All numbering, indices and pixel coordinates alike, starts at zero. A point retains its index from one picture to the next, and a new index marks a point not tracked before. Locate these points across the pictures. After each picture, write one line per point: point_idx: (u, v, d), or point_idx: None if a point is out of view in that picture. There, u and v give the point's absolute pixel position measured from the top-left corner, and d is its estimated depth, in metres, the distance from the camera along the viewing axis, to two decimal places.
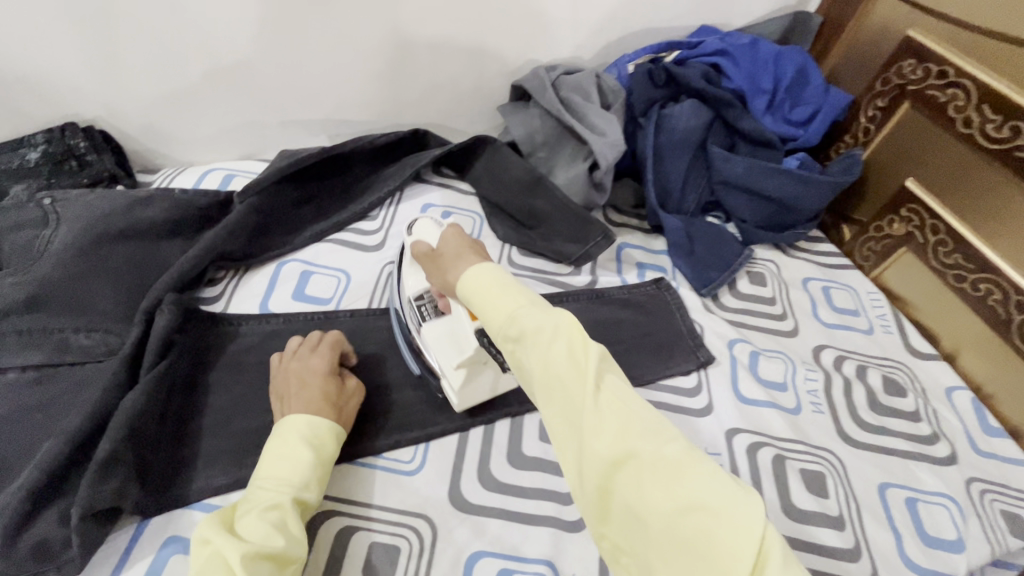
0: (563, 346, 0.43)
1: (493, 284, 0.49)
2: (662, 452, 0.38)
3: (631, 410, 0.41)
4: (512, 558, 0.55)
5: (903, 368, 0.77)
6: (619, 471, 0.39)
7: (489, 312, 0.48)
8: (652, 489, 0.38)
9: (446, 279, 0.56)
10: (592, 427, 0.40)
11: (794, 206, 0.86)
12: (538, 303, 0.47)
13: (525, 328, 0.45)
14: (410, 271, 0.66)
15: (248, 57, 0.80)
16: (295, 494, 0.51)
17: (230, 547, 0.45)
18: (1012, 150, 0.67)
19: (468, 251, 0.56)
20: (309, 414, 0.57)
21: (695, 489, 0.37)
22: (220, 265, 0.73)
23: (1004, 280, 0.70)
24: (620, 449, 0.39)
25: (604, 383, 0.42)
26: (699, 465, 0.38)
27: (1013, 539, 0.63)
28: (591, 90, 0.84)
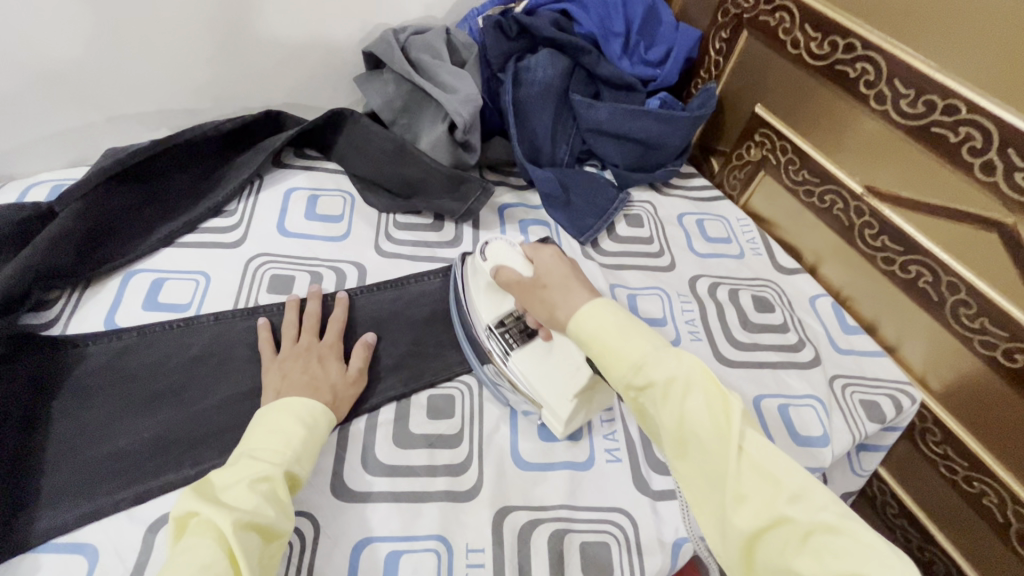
0: (701, 402, 0.46)
1: (617, 327, 0.52)
2: (815, 518, 0.40)
3: (777, 471, 0.43)
4: (401, 539, 0.54)
5: (771, 285, 0.81)
6: (767, 534, 0.41)
7: (614, 358, 0.51)
8: (803, 558, 0.39)
9: (552, 314, 0.57)
10: (736, 489, 0.43)
11: (659, 144, 0.87)
12: (664, 352, 0.50)
13: (654, 378, 0.48)
14: (483, 300, 0.66)
15: (45, 51, 0.70)
16: (286, 467, 0.50)
17: (222, 517, 0.43)
18: (834, 64, 0.72)
19: (575, 284, 0.58)
20: (304, 396, 0.56)
21: (861, 559, 0.37)
22: (50, 284, 0.64)
23: (844, 189, 0.75)
24: (767, 513, 0.41)
25: (745, 442, 0.44)
26: (856, 534, 0.39)
27: (870, 424, 0.69)
28: (440, 48, 0.82)
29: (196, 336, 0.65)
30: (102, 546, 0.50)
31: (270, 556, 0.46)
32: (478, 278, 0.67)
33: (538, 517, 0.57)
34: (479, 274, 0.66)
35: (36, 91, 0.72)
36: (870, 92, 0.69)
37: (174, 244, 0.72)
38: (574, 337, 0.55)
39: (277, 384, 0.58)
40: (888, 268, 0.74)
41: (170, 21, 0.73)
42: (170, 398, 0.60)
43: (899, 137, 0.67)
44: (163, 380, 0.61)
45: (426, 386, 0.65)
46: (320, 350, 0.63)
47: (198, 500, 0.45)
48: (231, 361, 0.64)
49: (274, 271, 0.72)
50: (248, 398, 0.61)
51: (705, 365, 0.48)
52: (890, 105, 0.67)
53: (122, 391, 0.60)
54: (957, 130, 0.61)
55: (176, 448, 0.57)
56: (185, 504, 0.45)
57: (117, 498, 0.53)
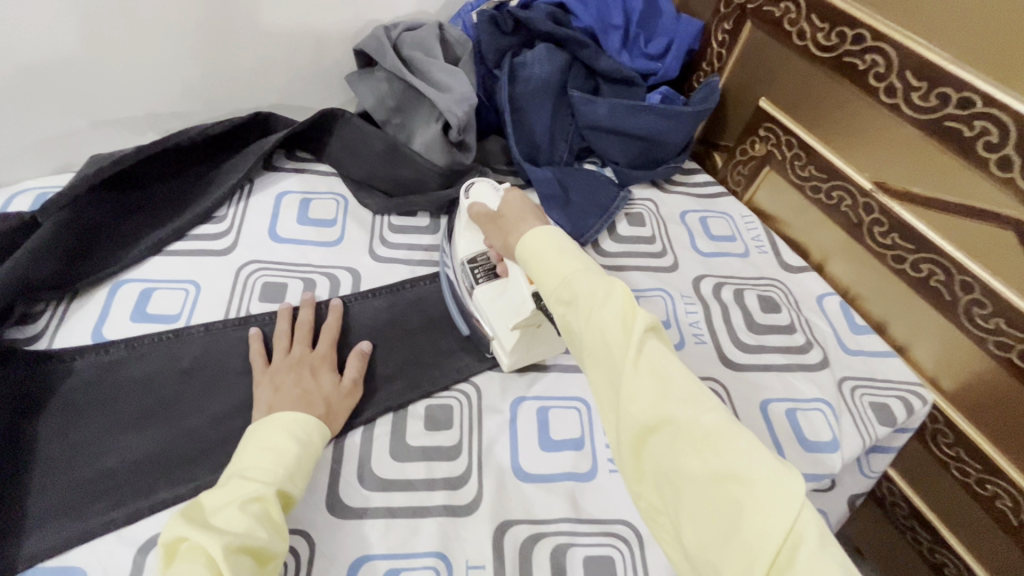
0: (613, 309, 0.44)
1: (553, 249, 0.51)
2: (700, 421, 0.39)
3: (675, 377, 0.42)
4: (399, 557, 0.52)
5: (777, 284, 0.79)
6: (653, 433, 0.40)
7: (545, 273, 0.51)
8: (686, 456, 0.38)
9: (506, 242, 0.59)
10: (630, 389, 0.42)
11: (661, 140, 0.85)
12: (589, 268, 0.49)
13: (576, 290, 0.47)
14: (462, 237, 0.68)
15: (23, 55, 0.67)
16: (278, 486, 0.48)
17: (213, 542, 0.42)
18: (842, 56, 0.69)
19: (530, 216, 0.58)
20: (297, 411, 0.55)
21: (735, 458, 0.37)
22: (35, 296, 0.63)
23: (852, 184, 0.73)
24: (657, 413, 0.40)
25: (646, 348, 0.43)
26: (740, 438, 0.38)
27: (881, 428, 0.67)
28: (432, 44, 0.79)
29: (186, 348, 0.63)
30: (92, 570, 0.48)
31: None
32: (460, 216, 0.69)
33: (540, 531, 0.55)
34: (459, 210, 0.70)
35: (17, 97, 0.70)
36: (880, 85, 0.66)
37: (163, 252, 0.70)
38: (518, 256, 0.55)
39: (269, 399, 0.57)
40: (898, 266, 0.71)
41: (153, 21, 0.71)
42: (160, 413, 0.58)
43: (911, 131, 0.65)
44: (152, 394, 0.60)
45: (423, 396, 0.64)
46: (314, 361, 0.61)
47: (188, 526, 0.44)
48: (222, 373, 0.62)
49: (266, 279, 0.70)
50: (240, 412, 0.60)
51: (624, 282, 0.47)
52: (902, 99, 0.65)
53: (110, 406, 0.58)
54: (972, 125, 0.59)
55: (166, 465, 0.55)
56: (174, 529, 0.43)
57: (106, 519, 0.51)
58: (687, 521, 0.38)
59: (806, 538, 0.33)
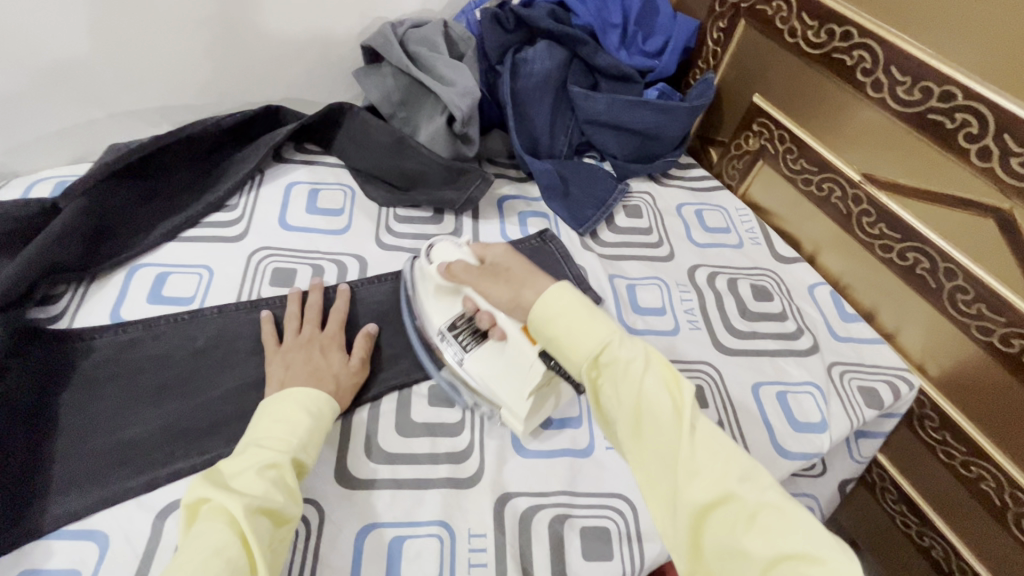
0: (659, 383, 0.46)
1: (585, 313, 0.50)
2: (762, 498, 0.41)
3: (728, 452, 0.43)
4: (404, 525, 0.55)
5: (770, 274, 0.82)
6: (714, 511, 0.41)
7: (574, 340, 0.49)
8: (751, 536, 0.40)
9: (517, 298, 0.55)
10: (689, 466, 0.43)
11: (657, 134, 0.88)
12: (629, 337, 0.49)
13: (620, 360, 0.47)
14: (434, 305, 0.64)
15: (46, 48, 0.70)
16: (293, 454, 0.51)
17: (235, 502, 0.44)
18: (831, 52, 0.72)
19: (534, 268, 0.56)
20: (309, 387, 0.57)
21: (802, 538, 0.39)
22: (56, 279, 0.65)
23: (842, 177, 0.76)
24: (718, 490, 0.42)
25: (697, 423, 0.45)
26: (803, 516, 0.40)
27: (868, 410, 0.70)
28: (437, 40, 0.82)
29: (200, 329, 0.66)
30: (113, 533, 0.51)
31: (281, 539, 0.47)
32: (426, 283, 0.65)
33: (539, 502, 0.58)
34: (425, 279, 0.65)
35: (39, 89, 0.73)
36: (866, 79, 0.69)
37: (177, 239, 0.73)
38: (528, 323, 0.52)
39: (281, 375, 0.59)
40: (886, 256, 0.74)
41: (170, 16, 0.74)
42: (176, 389, 0.61)
43: (897, 124, 0.68)
44: (168, 371, 0.62)
45: (427, 376, 0.66)
46: (323, 341, 0.64)
47: (209, 488, 0.46)
48: (235, 353, 0.65)
49: (276, 264, 0.73)
50: (252, 389, 0.62)
51: (666, 357, 0.48)
52: (887, 92, 0.67)
53: (129, 382, 0.61)
54: (953, 117, 0.62)
55: (182, 437, 0.58)
56: (196, 491, 0.46)
57: (126, 486, 0.54)
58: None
59: None
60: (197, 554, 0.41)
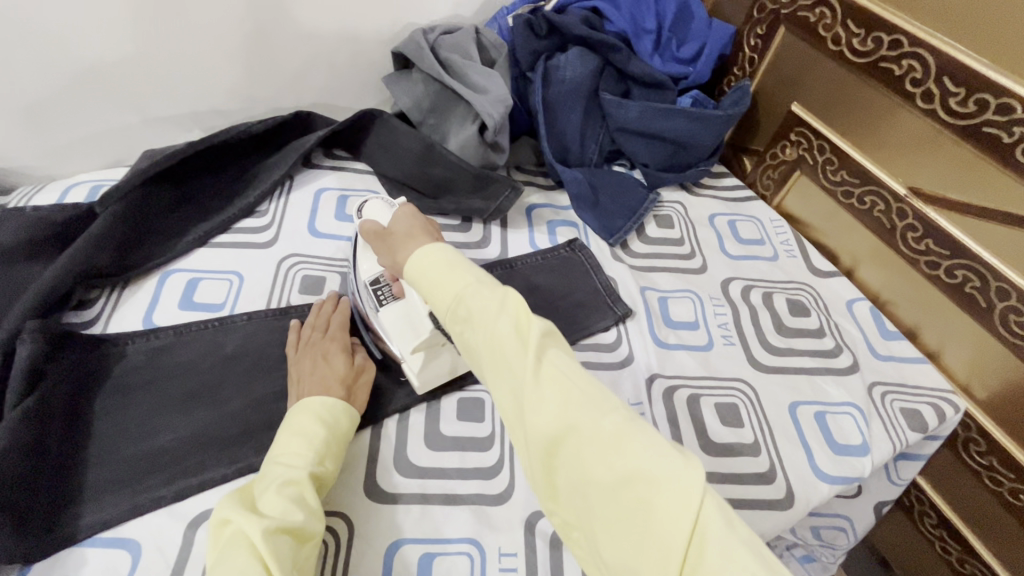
0: (505, 320, 0.41)
1: (443, 264, 0.46)
2: (602, 424, 0.37)
3: (573, 382, 0.39)
4: (434, 542, 0.54)
5: (807, 288, 0.79)
6: (562, 444, 0.38)
7: (434, 292, 0.46)
8: (593, 464, 0.37)
9: (395, 260, 0.53)
10: (533, 403, 0.39)
11: (691, 143, 0.86)
12: (483, 280, 0.44)
13: (470, 306, 0.43)
14: (363, 254, 0.65)
15: (84, 55, 0.71)
16: (310, 469, 0.50)
17: (252, 524, 0.44)
18: (878, 61, 0.70)
19: (420, 233, 0.53)
20: (320, 396, 0.56)
21: (636, 458, 0.35)
22: (90, 283, 0.66)
23: (886, 190, 0.73)
24: (560, 423, 0.38)
25: (547, 358, 0.40)
26: (649, 437, 0.36)
27: (911, 433, 0.67)
28: (469, 47, 0.81)
29: (230, 335, 0.66)
30: (145, 543, 0.51)
31: (305, 558, 0.46)
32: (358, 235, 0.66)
33: None
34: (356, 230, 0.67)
35: (77, 93, 0.74)
36: (917, 90, 0.66)
37: (207, 244, 0.73)
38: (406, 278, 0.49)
39: (294, 390, 0.58)
40: (932, 273, 0.71)
41: (205, 23, 0.74)
42: (206, 396, 0.61)
43: (948, 137, 0.65)
44: (199, 378, 0.62)
45: (454, 390, 0.65)
46: (325, 345, 0.62)
47: (231, 507, 0.46)
48: (264, 360, 0.65)
49: (305, 272, 0.73)
50: (281, 398, 0.62)
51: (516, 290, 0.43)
52: (938, 103, 0.65)
53: (160, 388, 0.61)
54: (1010, 130, 0.59)
55: (213, 446, 0.58)
56: (220, 513, 0.46)
57: (158, 495, 0.54)
58: (605, 530, 0.37)
59: (714, 524, 0.33)
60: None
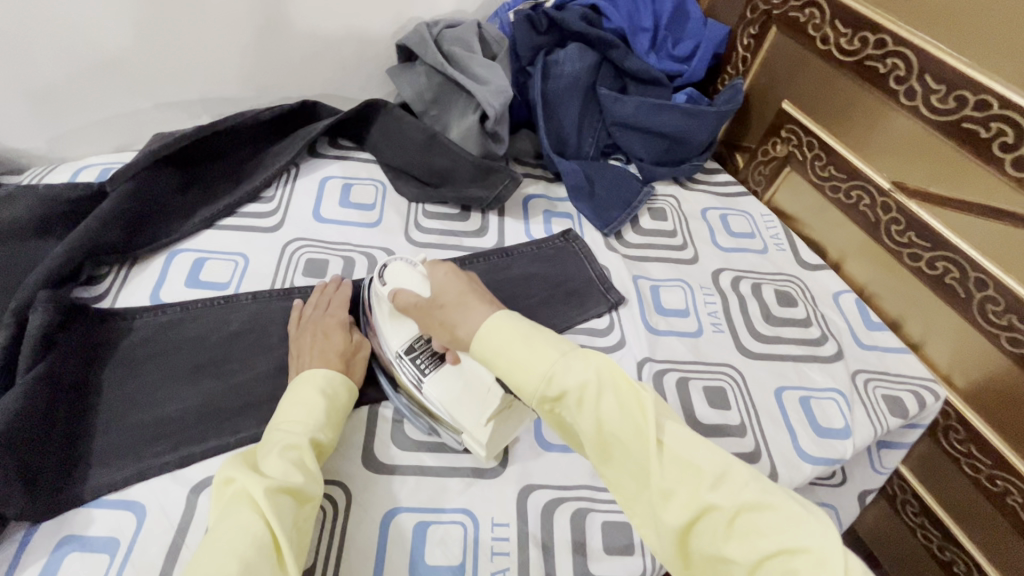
0: (613, 402, 0.44)
1: (521, 337, 0.48)
2: (739, 500, 0.39)
3: (695, 458, 0.42)
4: (428, 511, 0.56)
5: (795, 280, 0.82)
6: (697, 525, 0.40)
7: (524, 373, 0.47)
8: (735, 543, 0.39)
9: (456, 334, 0.53)
10: (661, 486, 0.42)
11: (685, 138, 0.88)
12: (570, 356, 0.47)
13: (566, 387, 0.45)
14: (390, 327, 0.63)
15: (97, 39, 0.73)
16: (312, 435, 0.52)
17: (255, 483, 0.45)
18: (864, 60, 0.73)
19: (471, 296, 0.54)
20: (321, 368, 0.59)
21: (780, 534, 0.38)
22: (100, 260, 0.68)
23: (872, 185, 0.75)
24: (694, 505, 0.40)
25: (663, 435, 0.43)
26: (785, 509, 0.38)
27: (893, 419, 0.69)
28: (472, 40, 0.84)
29: (236, 313, 0.68)
30: (150, 504, 0.53)
31: (304, 518, 0.48)
32: (380, 305, 0.64)
33: (560, 496, 0.58)
34: (377, 299, 0.64)
35: (90, 78, 0.76)
36: (900, 87, 0.69)
37: (214, 226, 0.75)
38: (473, 353, 0.51)
39: (295, 363, 0.60)
40: (914, 264, 0.74)
41: (216, 12, 0.77)
42: (211, 370, 0.63)
43: (930, 134, 0.68)
44: (204, 353, 0.64)
45: None
46: (326, 322, 0.64)
47: (234, 468, 0.48)
48: (267, 338, 0.67)
49: (309, 255, 0.75)
50: (283, 374, 0.64)
51: (618, 364, 0.46)
52: (920, 101, 0.67)
53: (166, 361, 0.63)
54: (988, 126, 0.62)
55: (216, 416, 0.60)
56: (224, 471, 0.48)
57: (163, 460, 0.56)
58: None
59: None
60: (220, 531, 0.42)
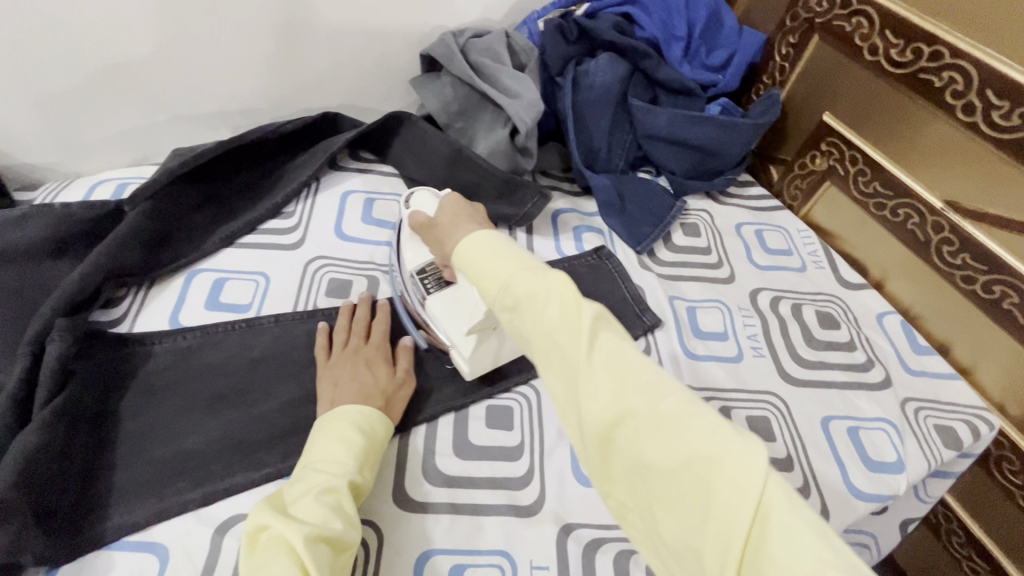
0: (553, 305, 0.41)
1: (487, 250, 0.47)
2: (659, 406, 0.36)
3: (627, 364, 0.38)
4: (464, 553, 0.53)
5: (836, 300, 0.78)
6: (617, 430, 0.37)
7: (484, 281, 0.46)
8: (650, 446, 0.35)
9: (443, 250, 0.55)
10: (587, 388, 0.38)
11: (720, 151, 0.85)
12: (529, 266, 0.44)
13: (515, 293, 0.43)
14: (409, 246, 0.67)
15: (114, 52, 0.71)
16: (350, 477, 0.49)
17: (293, 532, 0.43)
18: (916, 73, 0.69)
19: (462, 219, 0.54)
20: (359, 403, 0.56)
21: (696, 439, 0.34)
22: (118, 282, 0.65)
23: (921, 203, 0.72)
24: (616, 408, 0.37)
25: (599, 342, 0.40)
26: (706, 416, 0.35)
27: (946, 451, 0.66)
28: (500, 50, 0.81)
29: (258, 337, 0.65)
30: (172, 547, 0.50)
31: (342, 568, 0.45)
32: (403, 226, 0.68)
33: (601, 536, 0.55)
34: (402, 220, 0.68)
35: (107, 91, 0.74)
36: (957, 102, 0.66)
37: (234, 244, 0.72)
38: (455, 267, 0.50)
39: (330, 395, 0.57)
40: (967, 287, 0.70)
41: (238, 23, 0.74)
42: (234, 399, 0.60)
43: (990, 152, 0.64)
44: (226, 380, 0.62)
45: (484, 397, 0.64)
46: (368, 353, 0.62)
47: (269, 515, 0.45)
48: (290, 364, 0.64)
49: (332, 275, 0.72)
50: (308, 403, 0.61)
51: (566, 274, 0.42)
52: (980, 117, 0.64)
53: (187, 390, 0.60)
54: None
55: (239, 449, 0.57)
56: (257, 518, 0.45)
57: (185, 499, 0.53)
58: (663, 513, 0.35)
59: (780, 507, 0.31)
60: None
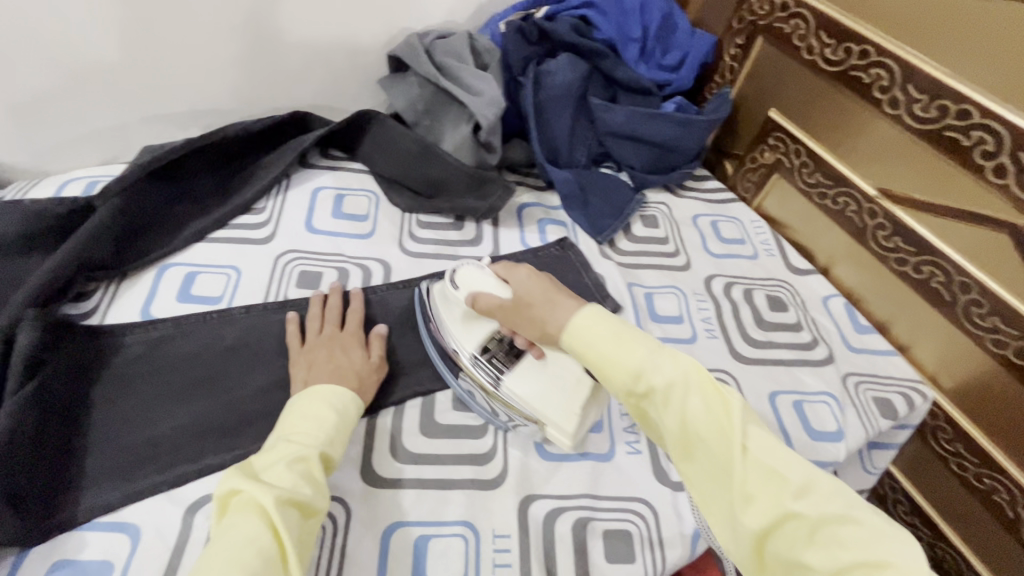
0: (699, 403, 0.48)
1: (610, 335, 0.52)
2: (823, 510, 0.42)
3: (779, 466, 0.45)
4: (430, 524, 0.55)
5: (785, 285, 0.83)
6: (776, 529, 0.43)
7: (615, 367, 0.51)
8: (812, 550, 0.42)
9: (549, 327, 0.57)
10: (743, 487, 0.45)
11: (676, 147, 0.90)
12: (658, 356, 0.51)
13: (654, 385, 0.49)
14: (463, 330, 0.64)
15: (82, 52, 0.72)
16: (321, 449, 0.52)
17: (264, 493, 0.45)
18: (848, 70, 0.74)
19: (559, 294, 0.58)
20: (331, 381, 0.58)
21: (865, 547, 0.40)
22: (88, 276, 0.67)
23: (857, 190, 0.77)
24: (775, 512, 0.43)
25: (749, 441, 0.46)
26: (865, 522, 0.41)
27: (883, 420, 0.70)
28: (464, 52, 0.85)
29: (229, 327, 0.67)
30: (144, 526, 0.52)
31: (309, 532, 0.47)
32: (452, 308, 0.66)
33: (560, 505, 0.58)
34: (451, 299, 0.66)
35: (76, 91, 0.75)
36: (884, 96, 0.71)
37: (205, 239, 0.74)
38: (563, 345, 0.55)
39: (303, 376, 0.60)
40: (900, 268, 0.75)
41: (206, 24, 0.76)
42: (205, 386, 0.62)
43: (914, 142, 0.70)
44: (197, 368, 0.63)
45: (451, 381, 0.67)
46: (343, 339, 0.65)
47: (240, 479, 0.47)
48: (261, 353, 0.66)
49: (302, 267, 0.74)
50: (278, 389, 0.63)
51: (695, 359, 0.50)
52: (904, 110, 0.69)
53: (158, 378, 0.62)
54: (969, 134, 0.64)
55: (210, 433, 0.59)
56: (228, 482, 0.47)
57: (156, 480, 0.55)
58: None
59: None
60: (229, 544, 0.42)
